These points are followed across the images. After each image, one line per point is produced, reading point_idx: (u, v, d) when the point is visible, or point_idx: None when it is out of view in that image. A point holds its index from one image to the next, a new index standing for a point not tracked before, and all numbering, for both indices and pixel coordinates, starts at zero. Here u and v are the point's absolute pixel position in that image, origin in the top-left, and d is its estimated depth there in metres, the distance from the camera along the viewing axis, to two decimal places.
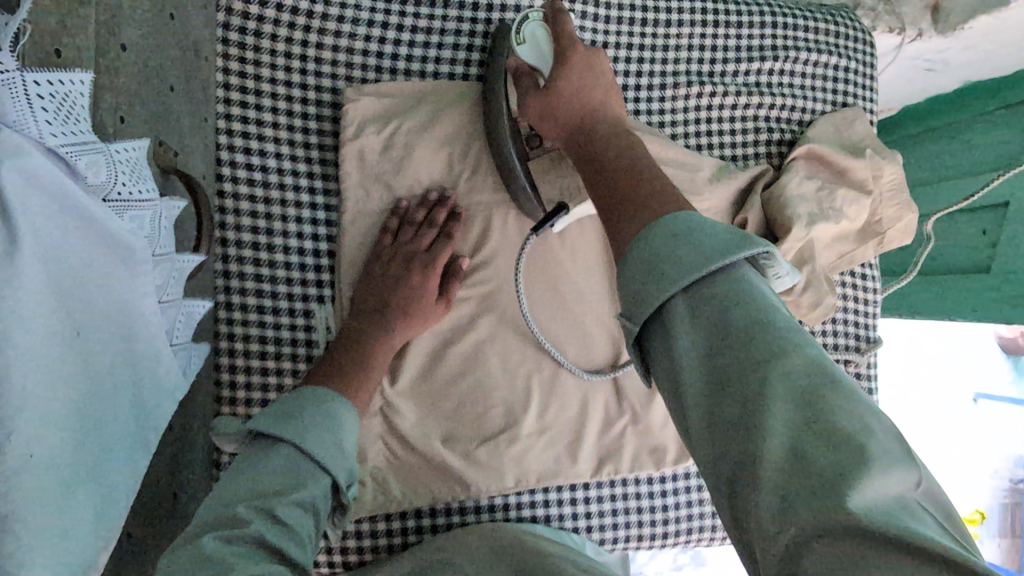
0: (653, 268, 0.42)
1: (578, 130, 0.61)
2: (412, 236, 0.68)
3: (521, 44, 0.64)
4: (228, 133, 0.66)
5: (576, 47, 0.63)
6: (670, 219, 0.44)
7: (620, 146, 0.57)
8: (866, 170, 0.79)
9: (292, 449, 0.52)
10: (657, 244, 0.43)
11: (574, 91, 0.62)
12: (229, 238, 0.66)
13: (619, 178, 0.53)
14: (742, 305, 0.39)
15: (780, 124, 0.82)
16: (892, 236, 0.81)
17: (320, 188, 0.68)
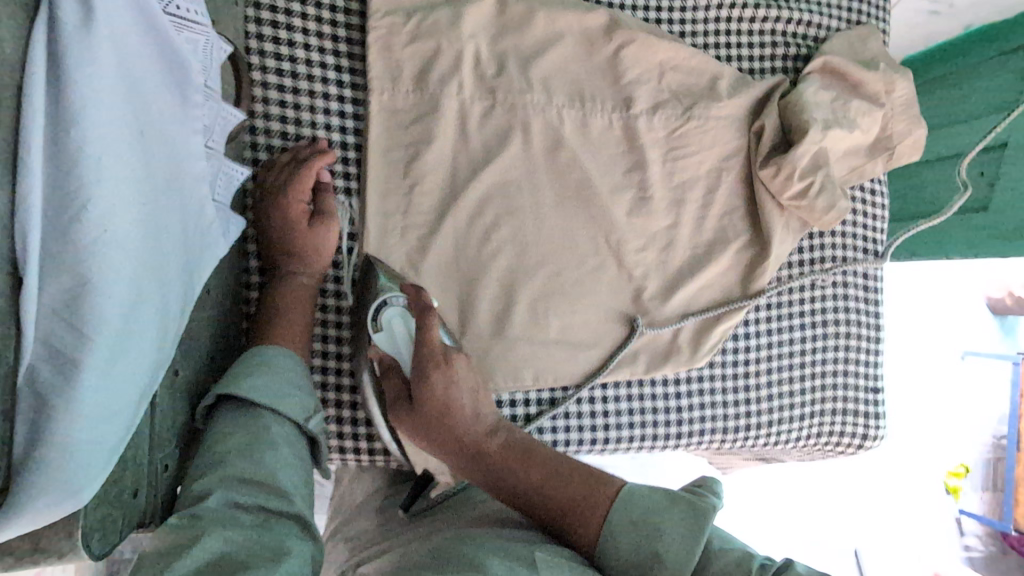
0: (635, 564, 0.51)
1: (478, 470, 0.61)
2: (281, 172, 0.64)
3: (377, 331, 0.66)
4: (257, 21, 0.65)
5: (469, 407, 0.63)
6: (607, 519, 0.53)
7: (519, 458, 0.60)
8: (878, 83, 0.81)
9: (242, 407, 0.52)
10: (625, 542, 0.51)
11: (437, 404, 0.62)
12: (258, 126, 0.66)
13: (561, 501, 0.56)
14: (655, 515, 0.52)
15: (796, 40, 0.83)
16: (901, 151, 0.83)
17: (347, 82, 0.68)
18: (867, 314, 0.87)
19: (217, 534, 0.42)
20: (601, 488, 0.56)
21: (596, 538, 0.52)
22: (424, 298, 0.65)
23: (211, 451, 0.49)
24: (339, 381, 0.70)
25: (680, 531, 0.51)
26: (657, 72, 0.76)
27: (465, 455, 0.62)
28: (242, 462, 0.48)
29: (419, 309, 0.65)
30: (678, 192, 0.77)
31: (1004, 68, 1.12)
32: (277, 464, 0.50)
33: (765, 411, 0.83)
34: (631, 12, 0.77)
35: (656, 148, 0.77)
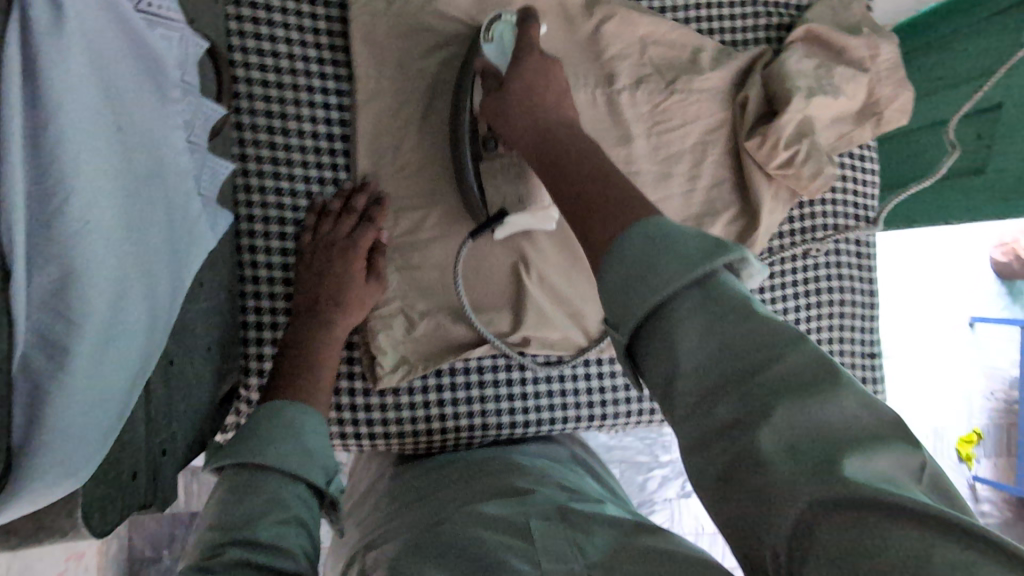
0: (632, 275, 0.39)
1: (533, 134, 0.57)
2: (332, 225, 0.67)
3: (489, 41, 0.65)
4: (237, 18, 0.65)
5: (545, 85, 0.63)
6: (643, 221, 0.41)
7: (572, 154, 0.52)
8: (863, 49, 0.80)
9: (256, 470, 0.51)
10: (637, 242, 0.40)
11: (522, 104, 0.60)
12: (244, 122, 0.66)
13: (582, 192, 0.47)
14: (674, 243, 0.39)
15: (778, 9, 0.82)
16: (889, 116, 0.83)
17: (331, 74, 0.68)
18: (861, 280, 0.87)
19: None
20: (627, 217, 0.43)
21: (600, 255, 0.42)
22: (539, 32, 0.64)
23: (224, 519, 0.47)
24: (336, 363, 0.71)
25: (694, 248, 0.38)
26: (638, 47, 0.76)
27: (518, 138, 0.59)
28: (250, 521, 0.47)
29: (529, 24, 0.65)
30: (664, 167, 0.78)
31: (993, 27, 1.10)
32: (287, 517, 0.48)
33: None
34: None
35: (641, 123, 0.77)
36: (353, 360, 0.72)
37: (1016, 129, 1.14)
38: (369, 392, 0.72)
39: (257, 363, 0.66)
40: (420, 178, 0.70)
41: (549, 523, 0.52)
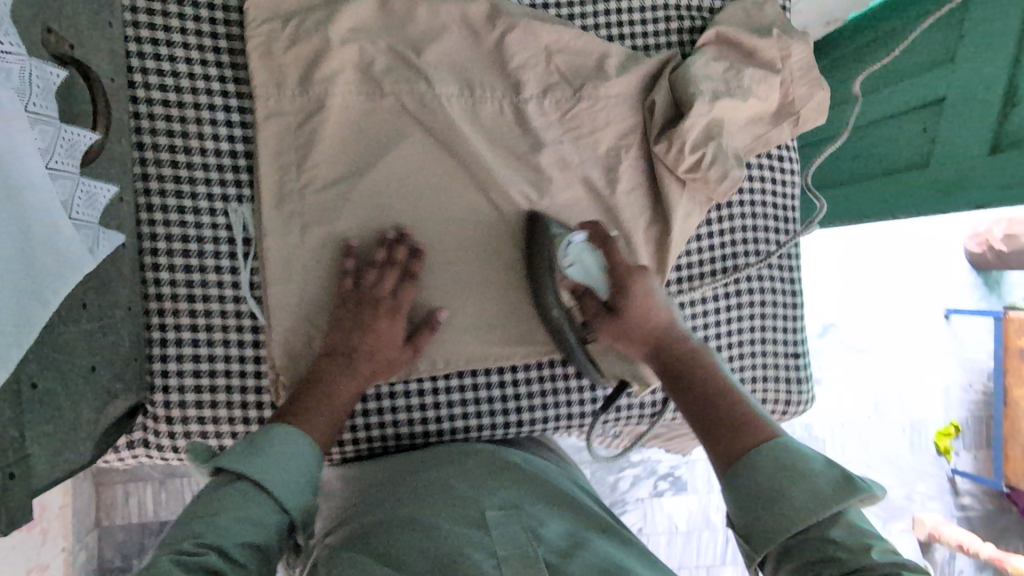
0: (762, 495, 0.53)
1: (653, 350, 0.69)
2: (377, 281, 0.69)
3: (570, 265, 0.71)
4: (137, 40, 0.65)
5: (628, 274, 0.71)
6: (769, 442, 0.56)
7: (699, 369, 0.65)
8: (773, 50, 0.80)
9: (254, 487, 0.55)
10: (767, 463, 0.54)
11: (642, 309, 0.69)
12: (145, 141, 0.66)
13: (709, 415, 0.60)
14: (795, 471, 0.53)
15: (690, 12, 0.83)
16: (806, 115, 0.83)
17: (232, 91, 0.68)
18: (782, 281, 0.88)
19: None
20: (757, 426, 0.58)
21: (747, 450, 0.56)
22: (610, 239, 0.72)
23: (211, 520, 0.51)
24: (244, 384, 0.69)
25: (830, 485, 0.52)
26: (544, 55, 0.77)
27: (658, 348, 0.68)
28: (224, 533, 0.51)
29: (604, 245, 0.72)
30: (576, 174, 0.78)
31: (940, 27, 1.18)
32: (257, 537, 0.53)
33: None
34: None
35: (551, 132, 0.77)
36: (262, 389, 0.70)
37: (959, 123, 1.14)
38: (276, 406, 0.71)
39: (162, 379, 0.67)
40: (325, 191, 0.70)
41: (505, 513, 0.59)
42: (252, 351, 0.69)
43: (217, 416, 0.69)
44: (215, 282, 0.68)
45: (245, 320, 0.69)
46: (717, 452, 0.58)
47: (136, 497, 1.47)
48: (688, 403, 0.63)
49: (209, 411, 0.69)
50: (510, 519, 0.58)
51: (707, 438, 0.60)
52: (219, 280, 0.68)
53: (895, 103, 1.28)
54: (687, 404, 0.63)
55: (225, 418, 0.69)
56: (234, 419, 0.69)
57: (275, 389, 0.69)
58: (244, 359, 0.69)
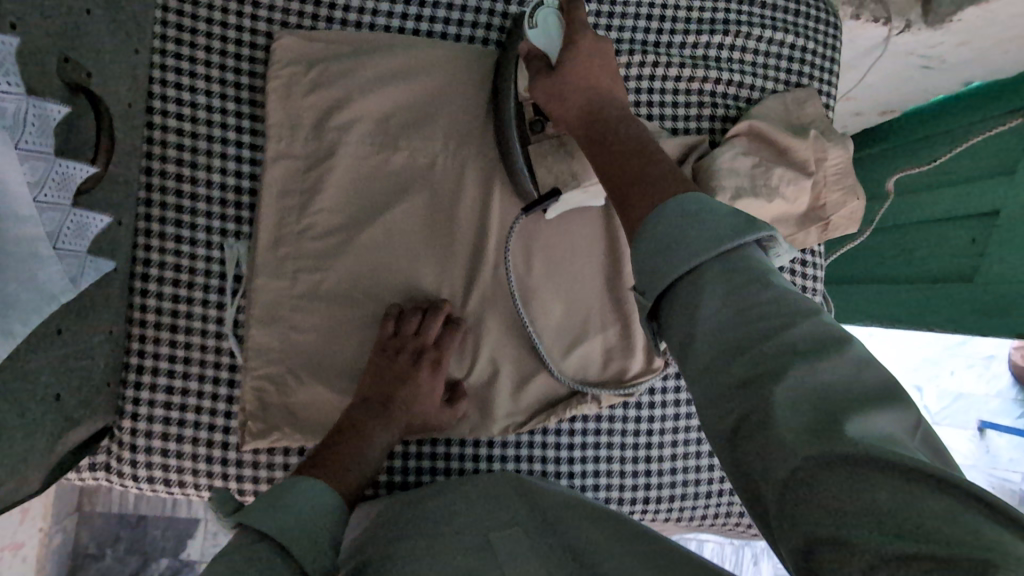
0: (660, 236, 0.46)
1: (588, 115, 0.63)
2: (419, 331, 0.69)
3: (534, 28, 0.66)
4: (162, 68, 0.66)
5: (581, 34, 0.64)
6: (671, 199, 0.48)
7: (630, 137, 0.60)
8: (808, 151, 0.77)
9: (273, 545, 0.53)
10: (668, 217, 0.47)
11: (581, 75, 0.64)
12: (154, 167, 0.66)
13: (631, 173, 0.55)
14: (703, 214, 0.46)
15: (726, 100, 0.80)
16: (835, 222, 0.79)
17: (247, 128, 0.68)
18: None
19: None
20: (663, 190, 0.51)
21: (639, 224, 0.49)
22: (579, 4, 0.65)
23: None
24: (214, 421, 0.68)
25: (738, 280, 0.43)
26: None
27: (590, 120, 0.63)
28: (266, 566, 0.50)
29: (572, 13, 0.65)
30: (584, 252, 0.75)
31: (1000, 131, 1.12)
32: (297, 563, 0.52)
33: (667, 485, 0.82)
34: None
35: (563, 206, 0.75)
36: (230, 429, 0.68)
37: (1011, 241, 1.07)
38: (240, 448, 0.68)
39: (132, 406, 0.66)
40: (323, 238, 0.69)
41: (511, 532, 0.58)
42: (225, 390, 0.68)
43: (180, 451, 0.67)
44: (200, 315, 0.67)
45: (223, 357, 0.68)
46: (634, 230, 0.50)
47: (120, 486, 1.48)
48: (603, 170, 0.58)
49: (172, 445, 0.67)
50: (515, 534, 0.58)
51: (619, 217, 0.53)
52: (204, 314, 0.67)
53: (944, 206, 1.21)
54: (602, 166, 0.59)
55: (188, 454, 0.67)
56: (198, 456, 0.68)
57: (242, 432, 0.67)
58: (216, 396, 0.68)
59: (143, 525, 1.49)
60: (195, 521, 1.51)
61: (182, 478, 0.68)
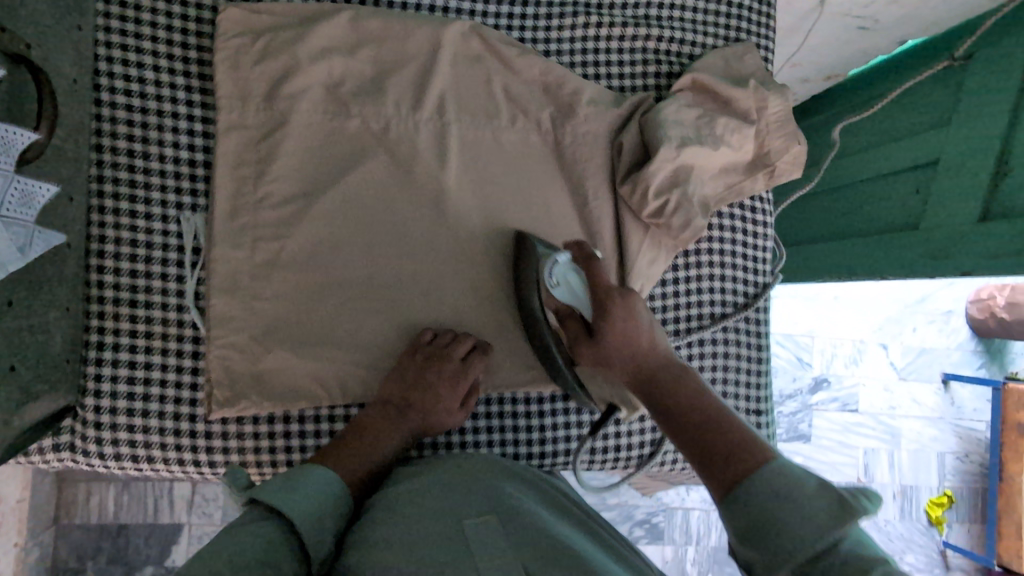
0: (758, 520, 0.47)
1: (642, 380, 0.63)
2: (449, 345, 0.71)
3: (556, 286, 0.68)
4: (107, 46, 0.66)
5: (611, 291, 0.66)
6: (760, 469, 0.50)
7: (708, 418, 0.56)
8: (750, 100, 0.80)
9: (275, 517, 0.54)
10: (759, 500, 0.48)
11: (621, 340, 0.64)
12: (104, 144, 0.66)
13: (707, 447, 0.54)
14: (797, 509, 0.46)
15: (669, 57, 0.83)
16: (781, 167, 0.82)
17: (197, 101, 0.69)
18: (748, 335, 0.85)
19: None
20: (747, 449, 0.52)
21: (731, 483, 0.50)
22: (590, 254, 0.70)
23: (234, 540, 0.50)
24: (180, 394, 0.68)
25: (819, 513, 0.46)
26: (516, 89, 0.77)
27: (646, 377, 0.63)
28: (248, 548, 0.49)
29: (585, 262, 0.70)
30: (540, 209, 0.77)
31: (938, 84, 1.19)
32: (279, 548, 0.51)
33: (637, 430, 0.84)
34: (504, 29, 0.78)
35: (517, 165, 0.77)
36: (196, 401, 0.68)
37: (952, 185, 1.12)
38: (208, 419, 0.69)
39: (94, 383, 0.66)
40: (279, 207, 0.70)
41: (485, 521, 0.56)
42: (190, 362, 0.68)
43: (147, 425, 0.67)
44: (159, 288, 0.67)
45: (186, 330, 0.68)
46: (712, 475, 0.52)
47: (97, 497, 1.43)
48: (677, 437, 0.57)
49: (139, 420, 0.67)
50: (490, 522, 0.56)
51: (706, 476, 0.53)
52: (163, 288, 0.68)
53: (892, 160, 1.27)
54: (679, 440, 0.57)
55: (156, 428, 0.67)
56: (167, 429, 0.68)
57: (208, 401, 0.67)
58: (180, 369, 0.68)
59: (124, 534, 1.43)
60: (179, 526, 1.45)
61: (151, 452, 0.68)
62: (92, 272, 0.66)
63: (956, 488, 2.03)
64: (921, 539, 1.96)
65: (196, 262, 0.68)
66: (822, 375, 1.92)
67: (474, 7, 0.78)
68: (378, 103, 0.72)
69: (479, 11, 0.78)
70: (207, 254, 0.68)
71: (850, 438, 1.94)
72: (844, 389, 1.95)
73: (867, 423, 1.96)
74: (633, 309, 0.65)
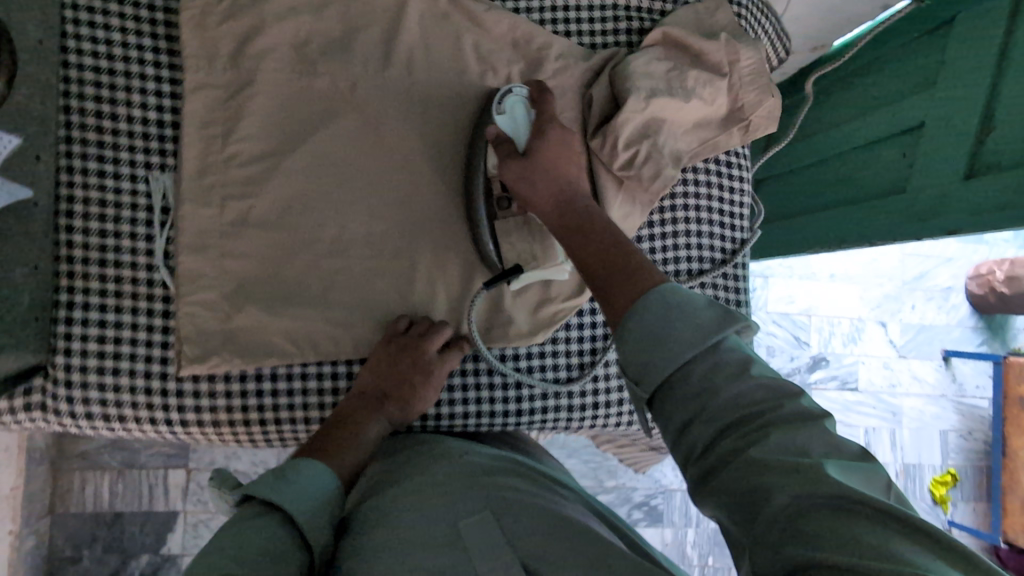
0: (647, 338, 0.49)
1: (557, 203, 0.67)
2: (423, 334, 0.72)
3: (502, 114, 0.71)
4: (73, 7, 0.67)
5: (552, 121, 0.70)
6: (654, 287, 0.52)
7: (611, 241, 0.60)
8: (721, 53, 0.79)
9: (276, 514, 0.57)
10: (652, 304, 0.50)
11: (549, 157, 0.68)
12: (72, 106, 0.66)
13: (607, 265, 0.57)
14: (683, 310, 0.49)
15: (639, 13, 0.82)
16: (756, 122, 0.81)
17: (165, 62, 0.69)
18: (726, 292, 0.85)
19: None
20: (647, 273, 0.54)
21: (629, 302, 0.52)
22: (546, 88, 0.72)
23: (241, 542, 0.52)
24: (151, 354, 0.68)
25: (708, 319, 0.49)
26: (486, 47, 0.77)
27: (560, 213, 0.66)
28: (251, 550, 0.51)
29: (539, 95, 0.71)
30: None
31: (925, 46, 1.18)
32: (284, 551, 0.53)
33: (615, 388, 0.81)
34: None
35: (487, 122, 0.76)
36: (168, 360, 0.68)
37: (938, 147, 1.11)
38: (180, 378, 0.69)
39: (65, 342, 0.65)
40: (248, 166, 0.70)
41: (482, 518, 0.56)
42: (160, 322, 0.68)
43: (118, 384, 0.67)
44: (129, 248, 0.68)
45: (156, 290, 0.68)
46: (613, 297, 0.54)
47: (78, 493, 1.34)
48: (579, 259, 0.61)
49: (110, 379, 0.67)
50: (486, 519, 0.56)
51: (604, 303, 0.55)
52: (133, 248, 0.68)
53: (879, 126, 1.25)
54: (580, 263, 0.61)
55: (128, 387, 0.67)
56: (140, 388, 0.68)
57: (179, 359, 0.67)
58: (152, 328, 0.68)
59: (119, 523, 1.33)
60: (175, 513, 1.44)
61: (123, 412, 0.67)
62: (60, 233, 0.66)
63: (959, 466, 2.00)
64: (927, 518, 1.94)
65: (165, 222, 0.68)
66: (820, 354, 1.90)
67: None
68: (346, 60, 0.72)
69: None
70: (175, 213, 0.68)
71: (851, 417, 1.91)
72: (843, 367, 1.92)
73: (867, 401, 1.94)
74: (565, 157, 0.69)
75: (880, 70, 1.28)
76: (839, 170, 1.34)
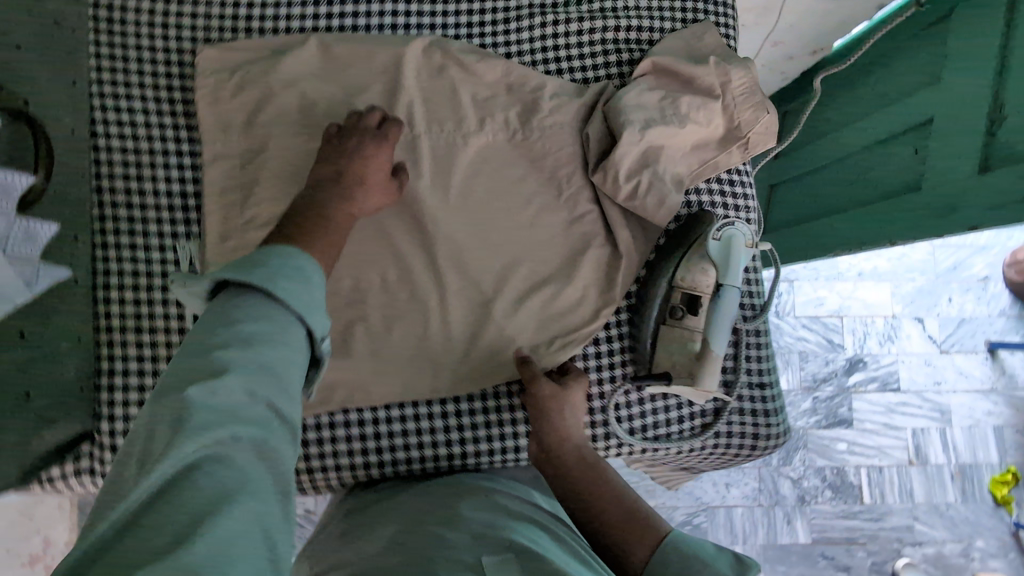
0: None
1: (571, 457, 0.71)
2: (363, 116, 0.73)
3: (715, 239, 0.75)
4: (101, 96, 0.73)
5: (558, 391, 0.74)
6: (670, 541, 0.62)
7: (616, 489, 0.68)
8: (713, 76, 0.81)
9: (261, 299, 0.50)
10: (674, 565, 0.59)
11: (541, 404, 0.72)
12: (104, 186, 0.72)
13: (616, 510, 0.66)
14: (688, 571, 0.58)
15: (629, 44, 0.84)
16: (754, 138, 0.82)
17: (184, 138, 0.74)
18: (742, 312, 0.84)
19: (232, 427, 0.43)
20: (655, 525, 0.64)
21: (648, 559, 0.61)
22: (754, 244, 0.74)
23: (233, 333, 0.47)
24: None
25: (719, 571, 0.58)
26: (482, 95, 0.79)
27: (585, 460, 0.70)
28: (257, 330, 0.48)
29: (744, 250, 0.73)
30: (515, 205, 0.79)
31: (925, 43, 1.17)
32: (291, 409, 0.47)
33: (636, 415, 0.80)
34: (466, 40, 0.81)
35: (489, 165, 0.79)
36: None
37: (953, 141, 1.08)
38: None
39: (108, 408, 0.70)
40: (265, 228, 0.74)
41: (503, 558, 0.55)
42: None
43: None
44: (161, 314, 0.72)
45: None
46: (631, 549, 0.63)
47: None
48: (598, 507, 0.66)
49: None
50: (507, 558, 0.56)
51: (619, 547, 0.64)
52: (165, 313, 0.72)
53: (889, 124, 1.23)
54: (587, 494, 0.68)
55: None
56: None
57: None
58: None
59: None
60: None
61: None
62: (99, 305, 0.71)
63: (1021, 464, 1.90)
64: (989, 521, 1.84)
65: None
66: (856, 356, 1.85)
67: (433, 22, 0.81)
68: None
69: (439, 25, 0.81)
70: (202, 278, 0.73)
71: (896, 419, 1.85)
72: (883, 368, 1.87)
73: (911, 401, 1.87)
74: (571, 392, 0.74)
75: (884, 69, 1.27)
76: (853, 168, 1.32)
